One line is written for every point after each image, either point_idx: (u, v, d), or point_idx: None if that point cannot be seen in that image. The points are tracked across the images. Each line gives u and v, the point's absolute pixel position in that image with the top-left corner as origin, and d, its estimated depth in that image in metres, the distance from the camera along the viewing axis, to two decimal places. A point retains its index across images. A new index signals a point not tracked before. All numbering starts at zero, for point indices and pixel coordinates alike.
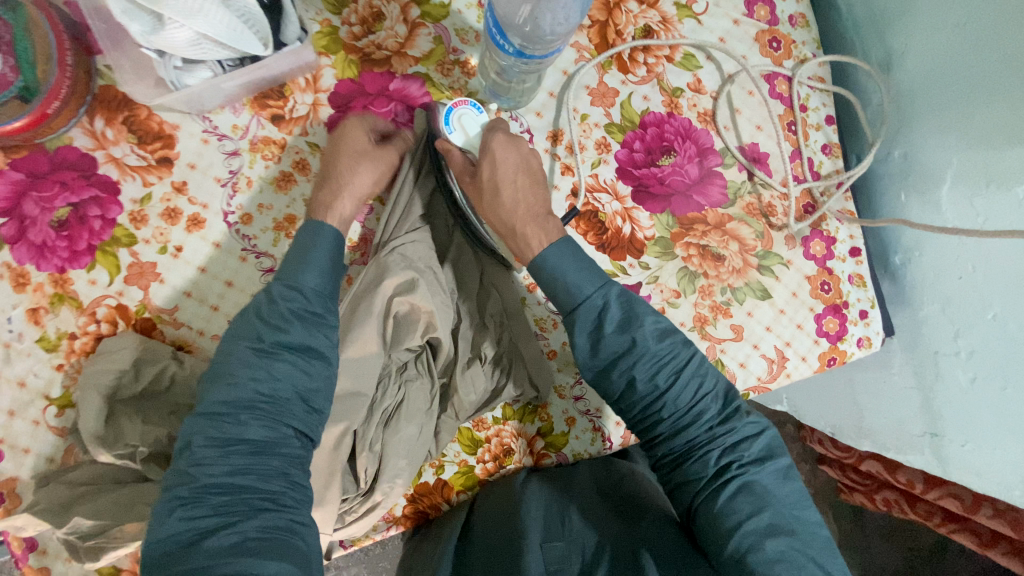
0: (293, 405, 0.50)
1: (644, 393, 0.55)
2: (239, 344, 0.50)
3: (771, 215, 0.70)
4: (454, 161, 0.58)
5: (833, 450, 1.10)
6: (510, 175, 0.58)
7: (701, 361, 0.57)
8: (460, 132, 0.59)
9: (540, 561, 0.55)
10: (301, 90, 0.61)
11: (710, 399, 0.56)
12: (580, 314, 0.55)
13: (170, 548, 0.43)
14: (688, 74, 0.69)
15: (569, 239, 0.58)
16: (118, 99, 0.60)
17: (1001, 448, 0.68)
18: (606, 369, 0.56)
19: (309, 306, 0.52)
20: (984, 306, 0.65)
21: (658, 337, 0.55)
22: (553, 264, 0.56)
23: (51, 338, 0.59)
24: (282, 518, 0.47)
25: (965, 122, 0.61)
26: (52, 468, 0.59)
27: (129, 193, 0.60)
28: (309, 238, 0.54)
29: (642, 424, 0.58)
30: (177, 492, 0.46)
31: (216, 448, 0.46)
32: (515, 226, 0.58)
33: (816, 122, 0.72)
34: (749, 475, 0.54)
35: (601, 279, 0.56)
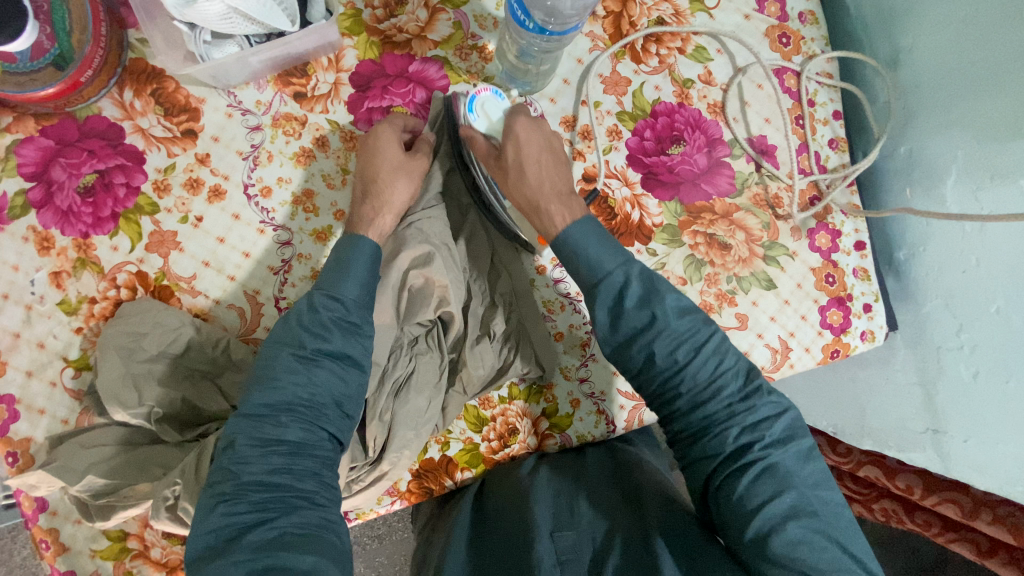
0: (331, 410, 0.52)
1: (663, 368, 0.54)
2: (283, 351, 0.52)
3: (777, 206, 0.72)
4: (477, 146, 0.60)
5: (832, 456, 1.05)
6: (534, 154, 0.59)
7: (722, 339, 0.55)
8: (483, 118, 0.61)
9: (551, 550, 0.56)
10: (324, 69, 0.63)
11: (730, 374, 0.54)
12: (602, 290, 0.55)
13: (213, 542, 0.45)
14: (699, 67, 0.71)
15: (593, 218, 0.58)
16: (147, 71, 0.62)
17: (1003, 443, 0.68)
18: (626, 344, 0.55)
19: (348, 316, 0.54)
20: (987, 300, 0.66)
21: (678, 314, 0.54)
22: (575, 241, 0.56)
23: (72, 302, 0.60)
24: (316, 515, 0.48)
25: (970, 118, 0.63)
26: (65, 430, 0.60)
27: (154, 163, 0.62)
28: (348, 251, 0.55)
29: (660, 400, 0.57)
30: (220, 487, 0.47)
31: (258, 448, 0.48)
32: (539, 202, 0.58)
33: (823, 117, 0.73)
34: (772, 457, 0.51)
35: (623, 256, 0.56)
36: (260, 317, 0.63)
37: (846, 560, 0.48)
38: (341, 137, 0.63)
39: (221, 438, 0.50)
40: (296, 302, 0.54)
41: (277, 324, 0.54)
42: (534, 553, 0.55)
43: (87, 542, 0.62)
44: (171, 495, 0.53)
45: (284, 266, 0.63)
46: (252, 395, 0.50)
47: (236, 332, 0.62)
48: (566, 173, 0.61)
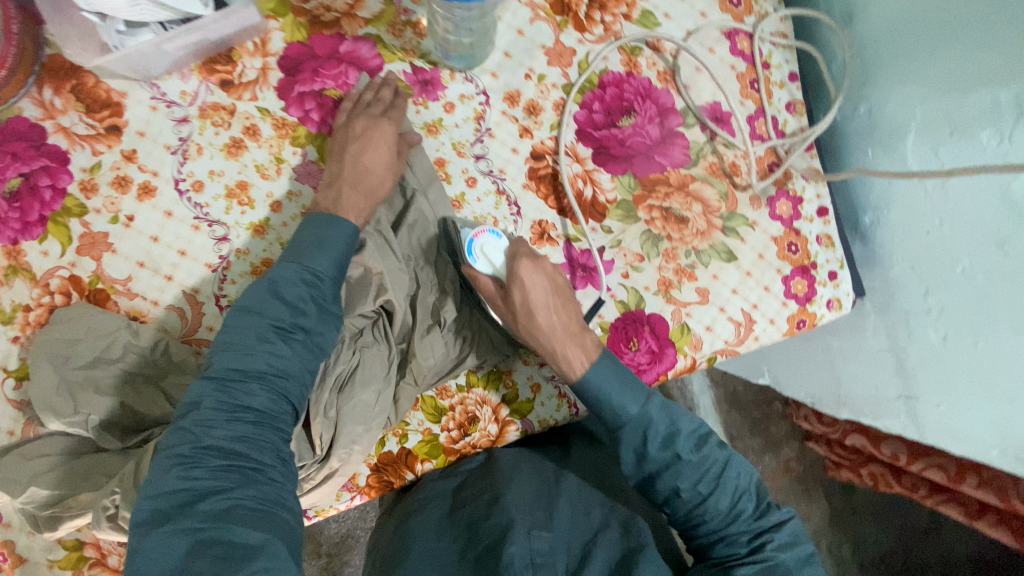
0: (301, 383, 0.50)
1: (686, 501, 0.53)
2: (257, 319, 0.49)
3: (734, 175, 0.69)
4: (483, 287, 0.58)
5: (819, 426, 1.05)
6: (543, 299, 0.57)
7: (738, 461, 0.55)
8: (483, 261, 0.58)
9: (526, 550, 0.53)
10: (250, 55, 0.61)
11: (747, 497, 0.54)
12: (626, 433, 0.54)
13: (161, 507, 0.41)
14: (647, 33, 0.68)
15: (609, 355, 0.56)
16: (65, 67, 0.59)
17: (974, 406, 0.65)
18: (649, 479, 0.54)
19: (324, 293, 0.52)
20: (953, 261, 0.63)
21: (697, 447, 0.54)
22: (595, 385, 0.54)
23: (6, 311, 0.58)
24: (272, 490, 0.44)
25: (927, 71, 0.60)
26: (11, 441, 0.57)
27: (79, 162, 0.59)
28: (328, 230, 0.53)
29: (681, 527, 0.55)
30: (179, 449, 0.43)
31: (225, 413, 0.45)
32: (554, 348, 0.56)
33: (780, 79, 0.71)
34: (780, 558, 0.51)
35: (644, 394, 0.55)
36: (201, 316, 0.61)
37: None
38: (272, 125, 0.61)
39: (180, 404, 0.46)
40: (270, 268, 0.52)
41: (247, 290, 0.51)
42: (506, 553, 0.52)
43: (44, 553, 0.60)
44: (112, 504, 0.52)
45: (223, 263, 0.61)
46: (218, 359, 0.47)
47: (177, 334, 0.61)
48: (576, 309, 0.59)
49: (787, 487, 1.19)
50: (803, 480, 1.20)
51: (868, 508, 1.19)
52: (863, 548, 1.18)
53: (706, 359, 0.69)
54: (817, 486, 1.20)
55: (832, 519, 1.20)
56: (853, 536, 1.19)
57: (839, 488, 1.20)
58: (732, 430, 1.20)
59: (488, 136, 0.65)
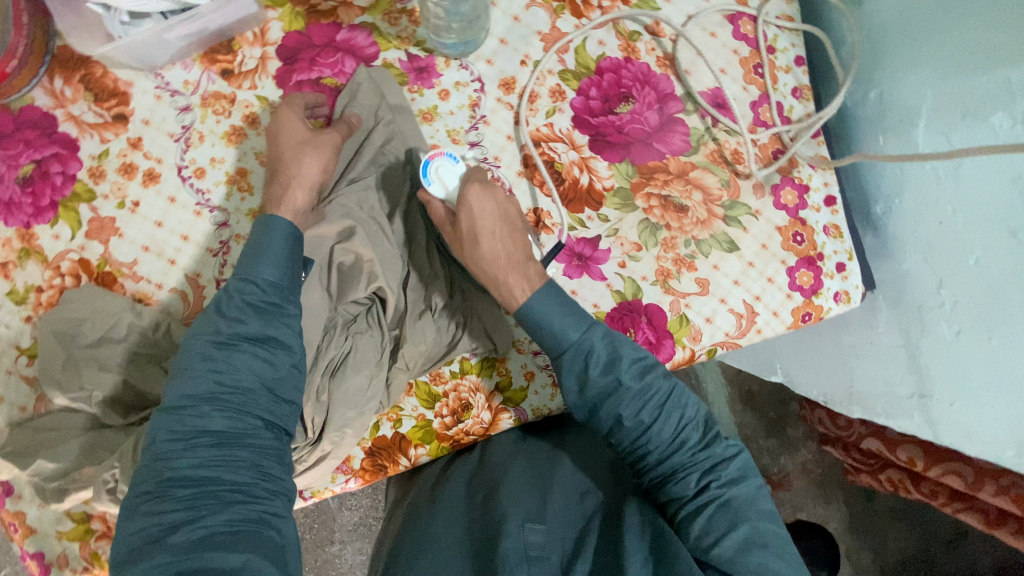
0: (261, 395, 0.48)
1: (630, 430, 0.54)
2: (197, 339, 0.48)
3: (737, 163, 0.67)
4: (435, 212, 0.58)
5: (833, 429, 1.02)
6: (489, 225, 0.57)
7: (683, 392, 0.56)
8: (438, 184, 0.57)
9: (520, 544, 0.54)
10: (249, 44, 0.62)
11: (692, 426, 0.55)
12: (566, 359, 0.55)
13: (137, 544, 0.42)
14: (646, 17, 0.67)
15: (553, 287, 0.56)
16: (75, 57, 0.62)
17: (990, 405, 0.62)
18: (593, 408, 0.56)
19: (266, 297, 0.50)
20: (966, 252, 0.60)
21: (640, 375, 0.55)
22: (538, 313, 0.55)
23: (20, 291, 0.61)
24: (253, 510, 0.45)
25: (939, 52, 0.58)
26: (24, 416, 0.61)
27: (87, 149, 0.61)
28: (262, 234, 0.51)
29: (630, 459, 0.57)
30: (145, 486, 0.44)
31: (179, 442, 0.45)
32: (497, 276, 0.56)
33: (785, 64, 0.69)
34: (730, 495, 0.52)
35: (586, 322, 0.56)
36: (203, 300, 0.62)
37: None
38: (271, 113, 0.62)
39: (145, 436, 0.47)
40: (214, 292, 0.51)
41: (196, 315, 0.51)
42: (500, 547, 0.53)
43: (53, 524, 0.63)
44: (111, 478, 0.54)
45: (223, 247, 0.62)
46: (172, 389, 0.47)
47: (179, 317, 0.62)
48: (524, 240, 0.58)
49: (801, 488, 1.16)
50: (820, 482, 1.16)
51: (891, 513, 1.14)
52: (885, 555, 1.14)
53: (706, 351, 0.67)
54: (835, 488, 1.16)
55: (851, 525, 1.16)
56: (873, 542, 1.15)
57: (860, 492, 1.15)
58: (746, 430, 1.17)
59: (483, 124, 0.65)
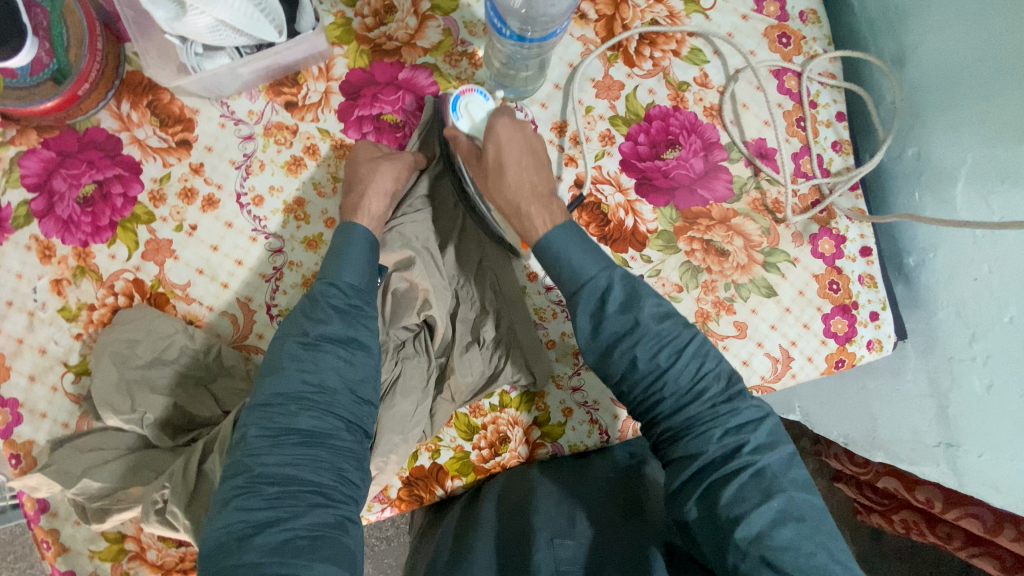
0: (344, 395, 0.50)
1: (645, 373, 0.53)
2: (288, 340, 0.51)
3: (777, 211, 0.69)
4: (461, 147, 0.60)
5: (850, 466, 1.00)
6: (515, 154, 0.58)
7: (706, 342, 0.54)
8: (466, 118, 0.59)
9: (550, 560, 0.55)
10: (314, 78, 0.64)
11: (713, 378, 0.53)
12: (583, 295, 0.54)
13: (225, 538, 0.44)
14: (695, 69, 0.69)
15: (573, 225, 0.56)
16: (143, 83, 0.64)
17: (1021, 460, 0.63)
18: (606, 349, 0.54)
19: (348, 300, 0.53)
20: (1000, 309, 0.62)
21: (660, 318, 0.53)
22: (558, 246, 0.55)
23: (72, 308, 0.61)
24: (332, 514, 0.46)
25: (980, 117, 0.60)
26: (66, 434, 0.61)
27: (149, 173, 0.63)
28: (343, 238, 0.55)
29: (642, 407, 0.55)
30: (234, 481, 0.46)
31: (268, 439, 0.47)
32: (520, 205, 0.57)
33: (826, 118, 0.71)
34: (759, 460, 0.50)
35: (605, 262, 0.55)
36: (252, 324, 0.63)
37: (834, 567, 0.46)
38: (331, 145, 0.64)
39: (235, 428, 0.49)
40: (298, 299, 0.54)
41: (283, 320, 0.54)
42: (533, 561, 0.55)
43: (86, 543, 0.62)
44: (160, 498, 0.54)
45: (276, 273, 0.63)
46: (264, 388, 0.49)
47: (229, 339, 0.63)
48: (548, 174, 0.60)
49: None
50: None
51: (900, 556, 1.14)
52: None
53: None
54: (845, 529, 1.16)
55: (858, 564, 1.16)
56: None
57: (869, 533, 1.15)
58: None
59: None
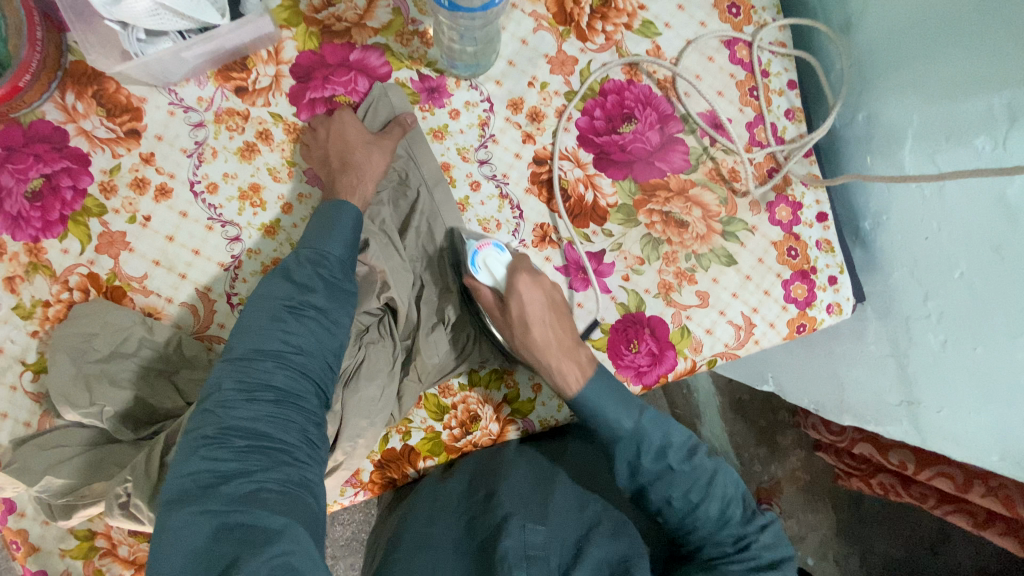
0: (321, 361, 0.52)
1: (678, 509, 0.57)
2: (272, 300, 0.51)
3: (734, 180, 0.70)
4: (484, 299, 0.61)
5: (827, 434, 1.04)
6: (538, 313, 0.59)
7: (727, 470, 0.58)
8: (485, 273, 0.60)
9: (520, 542, 0.54)
10: (264, 62, 0.63)
11: (735, 503, 0.57)
12: (620, 447, 0.57)
13: (188, 487, 0.43)
14: (647, 42, 0.70)
15: (604, 376, 0.59)
16: (87, 73, 0.62)
17: (976, 411, 0.65)
18: (641, 489, 0.58)
19: (332, 272, 0.55)
20: (951, 266, 0.64)
21: (687, 456, 0.58)
22: (592, 401, 0.57)
23: (26, 306, 0.60)
24: (297, 472, 0.46)
25: (922, 78, 0.62)
26: (28, 433, 0.60)
27: (99, 164, 0.62)
28: (333, 214, 0.57)
29: (673, 533, 0.59)
30: (202, 431, 0.45)
31: (243, 393, 0.47)
32: (551, 364, 0.59)
33: (779, 87, 0.72)
34: (767, 557, 0.55)
35: (636, 408, 0.58)
36: (213, 313, 0.63)
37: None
38: (284, 130, 0.64)
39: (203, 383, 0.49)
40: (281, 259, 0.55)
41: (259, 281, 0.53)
42: (501, 546, 0.54)
43: (56, 542, 0.62)
44: (123, 492, 0.53)
45: (235, 262, 0.63)
46: (242, 343, 0.49)
47: (189, 330, 0.63)
48: (570, 326, 0.62)
49: (791, 496, 1.18)
50: (809, 489, 1.19)
51: (876, 518, 1.18)
52: (872, 558, 1.17)
53: (707, 361, 0.69)
54: (823, 496, 1.19)
55: (838, 528, 1.18)
56: (860, 547, 1.18)
57: (846, 498, 1.18)
58: (737, 439, 1.19)
59: (492, 143, 0.67)
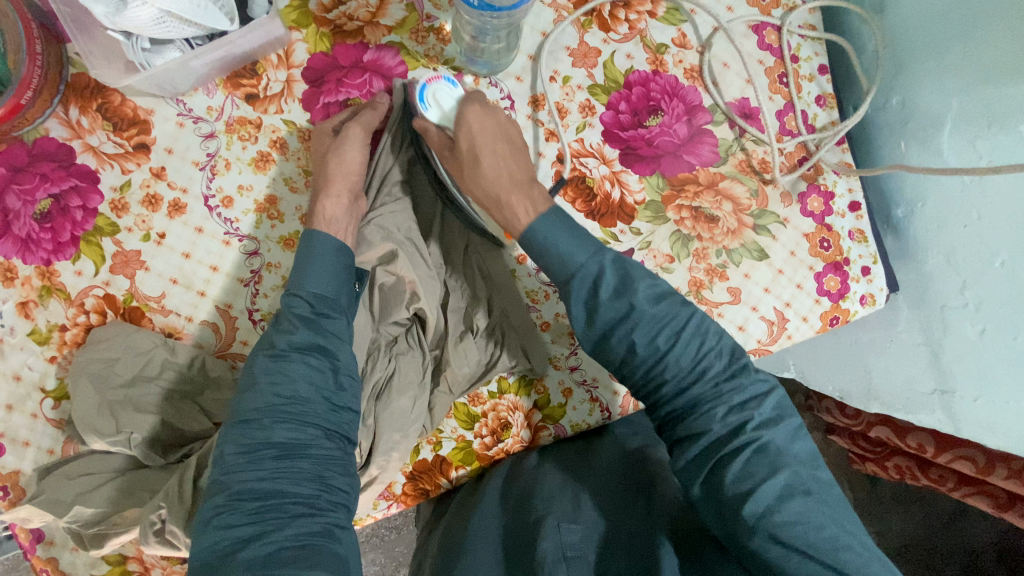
0: (318, 405, 0.49)
1: (644, 358, 0.51)
2: (257, 356, 0.49)
3: (764, 172, 0.68)
4: (432, 139, 0.57)
5: (841, 418, 1.02)
6: (489, 143, 0.56)
7: (704, 320, 0.52)
8: (434, 108, 0.56)
9: (557, 545, 0.52)
10: (274, 67, 0.61)
11: (713, 355, 0.51)
12: (575, 284, 0.52)
13: (208, 558, 0.42)
14: (672, 30, 0.67)
15: (558, 212, 0.54)
16: (91, 86, 0.59)
17: (1014, 401, 0.64)
18: (605, 338, 0.52)
19: (315, 309, 0.52)
20: (991, 254, 0.62)
21: (656, 300, 0.51)
22: (544, 237, 0.53)
23: (42, 331, 0.58)
24: (318, 522, 0.45)
25: (964, 61, 0.59)
26: (52, 461, 0.58)
27: (108, 181, 0.59)
28: (307, 249, 0.53)
29: (643, 390, 0.53)
30: (214, 500, 0.45)
31: (244, 455, 0.45)
32: (499, 196, 0.55)
33: (809, 72, 0.70)
34: (763, 436, 0.48)
35: (594, 247, 0.53)
36: (235, 331, 0.61)
37: (847, 538, 0.44)
38: (298, 137, 0.61)
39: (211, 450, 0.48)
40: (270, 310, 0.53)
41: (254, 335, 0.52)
42: (539, 548, 0.52)
43: (88, 568, 0.61)
44: (158, 519, 0.52)
45: (254, 277, 0.61)
46: (238, 404, 0.47)
47: (212, 349, 0.61)
48: (525, 160, 0.58)
49: None
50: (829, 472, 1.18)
51: (895, 499, 1.17)
52: (891, 538, 1.17)
53: None
54: (842, 478, 1.18)
55: (856, 508, 1.18)
56: (879, 526, 1.17)
57: (865, 480, 1.18)
58: None
59: None
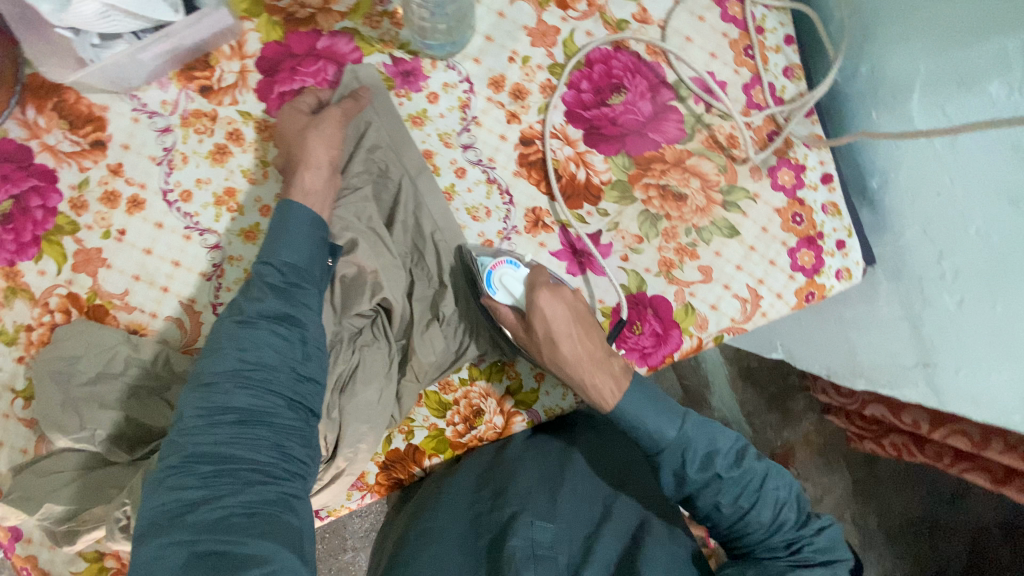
0: (286, 373, 0.49)
1: (728, 515, 0.54)
2: (223, 321, 0.49)
3: (732, 147, 0.67)
4: (503, 317, 0.59)
5: (835, 397, 1.01)
6: (565, 328, 0.57)
7: (777, 471, 0.55)
8: (503, 293, 0.59)
9: (528, 542, 0.53)
10: (227, 58, 0.60)
11: (787, 506, 0.54)
12: (665, 457, 0.54)
13: (156, 518, 0.42)
14: (633, 5, 0.66)
15: (640, 384, 0.57)
16: (46, 85, 0.59)
17: (996, 372, 0.62)
18: (689, 497, 0.55)
19: (284, 280, 0.51)
20: (966, 222, 0.60)
21: (734, 462, 0.54)
22: (632, 413, 0.55)
23: (9, 331, 0.59)
24: (273, 491, 0.45)
25: (929, 23, 0.58)
26: (25, 460, 0.58)
27: (67, 180, 0.59)
28: (283, 221, 0.53)
29: (723, 537, 0.56)
30: (169, 460, 0.44)
31: (203, 418, 0.45)
32: (584, 379, 0.57)
33: (775, 44, 0.68)
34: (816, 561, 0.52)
35: (679, 415, 0.55)
36: (200, 326, 0.61)
37: None
38: (255, 129, 0.61)
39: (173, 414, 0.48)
40: None
41: None
42: (508, 545, 0.53)
43: (66, 566, 0.61)
44: (123, 516, 0.52)
45: (217, 271, 0.60)
46: (203, 366, 0.47)
47: (177, 345, 0.60)
48: (599, 335, 0.59)
49: (806, 460, 1.17)
50: (824, 453, 1.17)
51: (891, 479, 1.16)
52: (890, 518, 1.16)
53: (713, 338, 0.66)
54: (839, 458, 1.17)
55: (855, 489, 1.17)
56: (877, 506, 1.16)
57: (861, 458, 1.16)
58: (748, 407, 1.17)
59: (475, 125, 0.64)
